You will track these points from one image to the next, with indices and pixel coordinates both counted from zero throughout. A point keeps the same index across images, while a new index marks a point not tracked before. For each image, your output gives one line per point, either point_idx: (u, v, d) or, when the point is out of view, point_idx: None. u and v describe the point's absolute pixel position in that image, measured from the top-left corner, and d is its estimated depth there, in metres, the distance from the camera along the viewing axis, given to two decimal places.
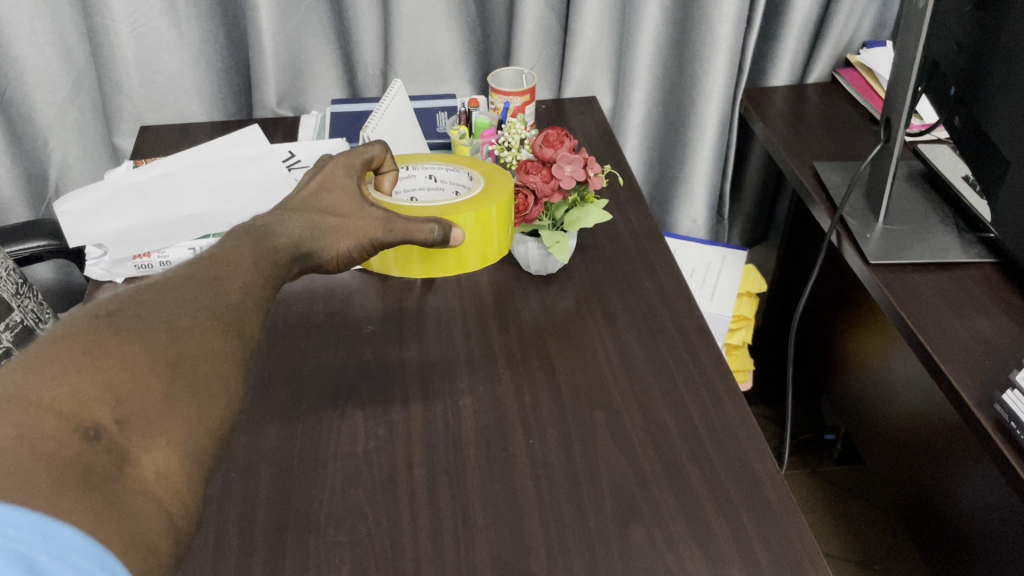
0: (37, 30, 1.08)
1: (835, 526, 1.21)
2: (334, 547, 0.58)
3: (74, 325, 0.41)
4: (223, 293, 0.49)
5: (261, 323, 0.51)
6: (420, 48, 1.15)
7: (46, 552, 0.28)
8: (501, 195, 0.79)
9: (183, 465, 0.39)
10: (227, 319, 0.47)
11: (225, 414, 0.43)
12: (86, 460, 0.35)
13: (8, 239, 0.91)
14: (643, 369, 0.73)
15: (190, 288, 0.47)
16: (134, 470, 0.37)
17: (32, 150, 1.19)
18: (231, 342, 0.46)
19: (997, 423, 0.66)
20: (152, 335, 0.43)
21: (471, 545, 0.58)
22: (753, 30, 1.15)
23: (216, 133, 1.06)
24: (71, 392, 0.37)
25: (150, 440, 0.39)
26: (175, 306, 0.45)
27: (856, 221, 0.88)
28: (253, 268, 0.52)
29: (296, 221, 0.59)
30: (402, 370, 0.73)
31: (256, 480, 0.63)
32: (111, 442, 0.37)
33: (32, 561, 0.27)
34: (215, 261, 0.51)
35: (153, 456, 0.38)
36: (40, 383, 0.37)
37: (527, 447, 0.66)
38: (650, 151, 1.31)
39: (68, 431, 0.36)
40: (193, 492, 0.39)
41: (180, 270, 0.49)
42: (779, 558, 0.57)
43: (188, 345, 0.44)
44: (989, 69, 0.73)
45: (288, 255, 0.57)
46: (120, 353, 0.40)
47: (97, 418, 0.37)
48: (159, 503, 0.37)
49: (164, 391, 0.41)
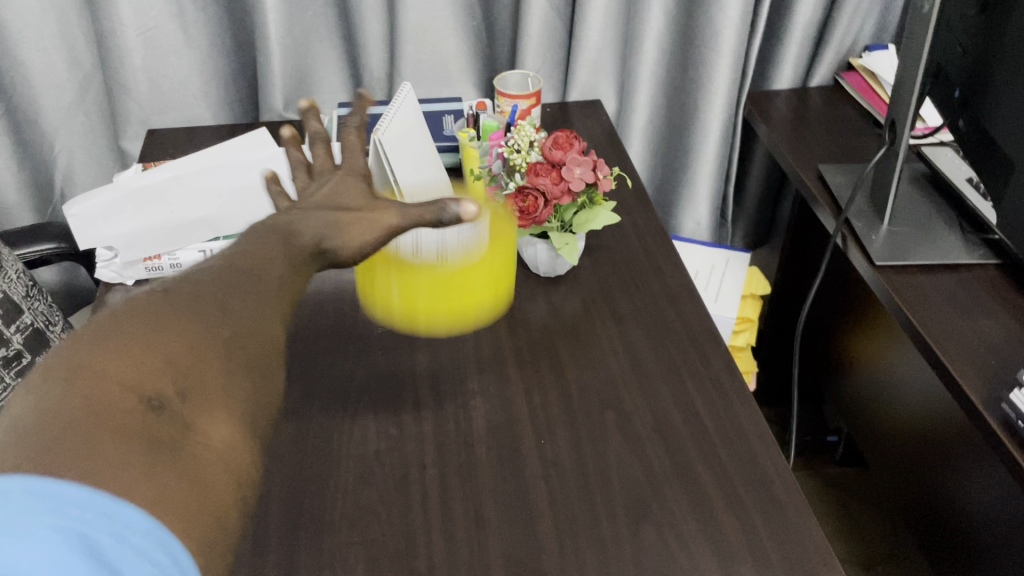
0: (44, 35, 1.08)
1: (838, 526, 1.22)
2: (348, 547, 0.59)
3: (135, 302, 0.44)
4: (268, 274, 0.51)
5: (301, 302, 0.54)
6: (426, 52, 1.15)
7: (109, 533, 0.30)
8: (493, 265, 0.75)
9: (241, 437, 0.42)
10: (273, 299, 0.50)
11: (271, 397, 0.46)
12: (153, 429, 0.38)
13: (16, 242, 0.91)
14: (652, 370, 0.73)
15: (237, 270, 0.50)
16: (199, 440, 0.40)
17: (37, 153, 1.19)
18: (274, 323, 0.49)
19: (1004, 422, 0.66)
20: (206, 312, 0.46)
21: (484, 544, 0.59)
22: (756, 35, 1.17)
23: (222, 136, 1.07)
24: (135, 365, 0.40)
25: (209, 412, 0.41)
26: (225, 284, 0.49)
27: (860, 222, 0.89)
28: (294, 251, 0.55)
29: (323, 212, 0.58)
30: (413, 372, 0.73)
31: (269, 483, 0.64)
32: (175, 412, 0.40)
33: (94, 543, 0.29)
34: (256, 244, 0.53)
35: (215, 428, 0.41)
36: (107, 357, 0.40)
37: (538, 447, 0.66)
38: (654, 155, 1.32)
39: (135, 401, 0.38)
40: (253, 463, 0.42)
41: (223, 256, 0.52)
42: (792, 558, 0.58)
43: (240, 322, 0.47)
44: (995, 73, 0.74)
45: (311, 252, 0.54)
46: (180, 330, 0.43)
47: (162, 391, 0.40)
48: (226, 470, 0.40)
49: (220, 368, 0.44)
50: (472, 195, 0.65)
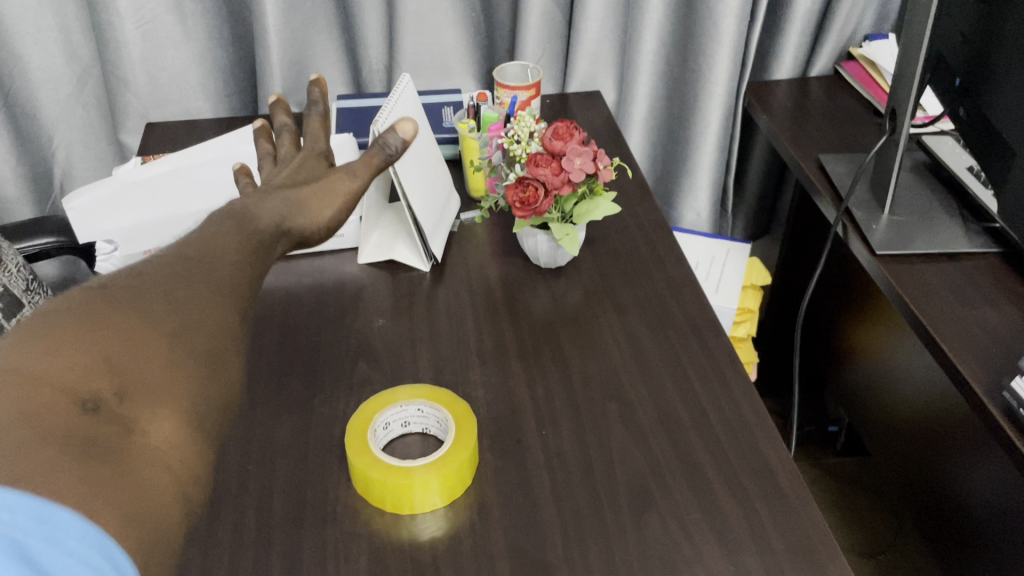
0: (42, 28, 1.08)
1: (840, 516, 1.22)
2: (351, 538, 0.59)
3: (70, 299, 0.43)
4: (219, 268, 0.51)
5: (256, 294, 0.52)
6: (425, 43, 1.15)
7: (41, 538, 0.28)
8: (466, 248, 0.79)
9: (188, 436, 0.40)
10: (224, 291, 0.49)
11: (226, 392, 0.45)
12: (85, 431, 0.36)
13: (17, 236, 0.91)
14: (654, 360, 0.73)
15: (186, 265, 0.49)
16: (140, 439, 0.38)
17: (36, 147, 1.19)
18: (228, 315, 0.48)
19: (1006, 410, 0.66)
20: (149, 307, 0.45)
21: (488, 535, 0.59)
22: (755, 24, 1.16)
23: (222, 128, 1.06)
24: (67, 365, 0.38)
25: (150, 411, 0.40)
26: (171, 280, 0.48)
27: (861, 212, 0.89)
28: (244, 244, 0.54)
29: (274, 200, 0.60)
30: (415, 364, 0.73)
31: (272, 474, 0.64)
32: (112, 412, 0.38)
33: (24, 549, 0.27)
34: (207, 239, 0.52)
35: (158, 427, 0.39)
36: (38, 357, 0.38)
37: (541, 437, 0.66)
38: (653, 146, 1.31)
39: (68, 402, 0.37)
40: (201, 462, 0.40)
41: (171, 251, 0.51)
42: (795, 546, 0.58)
43: (187, 316, 0.46)
44: (996, 61, 0.73)
45: (271, 233, 0.57)
46: (118, 327, 0.42)
47: (97, 391, 0.38)
48: (170, 471, 0.38)
49: (164, 361, 0.42)
50: (405, 127, 0.64)
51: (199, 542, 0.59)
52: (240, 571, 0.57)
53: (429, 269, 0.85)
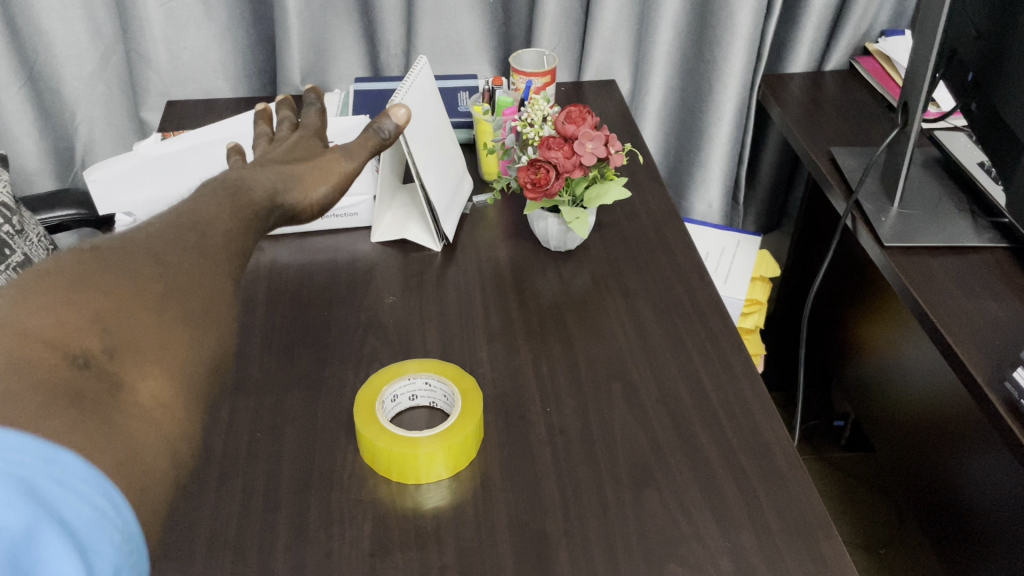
0: (67, 5, 1.10)
1: (841, 509, 1.23)
2: (355, 506, 0.60)
3: (62, 260, 0.44)
4: (208, 235, 0.52)
5: (244, 265, 0.53)
6: (442, 29, 1.17)
7: (49, 476, 0.30)
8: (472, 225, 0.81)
9: (176, 394, 0.42)
10: (213, 257, 0.51)
11: (217, 352, 0.47)
12: (77, 384, 0.38)
13: (38, 207, 0.94)
14: (659, 343, 0.74)
15: (174, 231, 0.51)
16: (129, 395, 0.40)
17: (59, 122, 1.21)
18: (220, 279, 0.50)
19: (1007, 401, 0.67)
20: (142, 270, 0.46)
21: (490, 507, 0.60)
22: (772, 17, 1.17)
23: (240, 107, 1.08)
24: (59, 323, 0.40)
25: (142, 368, 0.42)
26: (163, 246, 0.49)
27: (870, 205, 0.89)
28: (232, 218, 0.55)
29: (283, 175, 0.62)
30: (423, 339, 0.75)
31: (280, 442, 0.65)
32: (101, 368, 0.40)
33: (32, 485, 0.29)
34: (195, 212, 0.53)
35: (148, 385, 0.41)
36: (29, 315, 0.39)
37: (545, 414, 0.67)
38: (667, 136, 1.32)
39: (58, 357, 0.38)
40: (190, 421, 0.42)
41: (175, 221, 0.52)
42: (791, 526, 0.59)
43: (178, 280, 0.47)
44: (1005, 58, 0.74)
45: (265, 207, 0.59)
46: (107, 288, 0.44)
47: (86, 348, 0.40)
48: (157, 426, 0.40)
49: (155, 321, 0.44)
50: (398, 112, 0.68)
51: (208, 504, 0.61)
52: (247, 535, 0.58)
53: (440, 250, 0.86)
